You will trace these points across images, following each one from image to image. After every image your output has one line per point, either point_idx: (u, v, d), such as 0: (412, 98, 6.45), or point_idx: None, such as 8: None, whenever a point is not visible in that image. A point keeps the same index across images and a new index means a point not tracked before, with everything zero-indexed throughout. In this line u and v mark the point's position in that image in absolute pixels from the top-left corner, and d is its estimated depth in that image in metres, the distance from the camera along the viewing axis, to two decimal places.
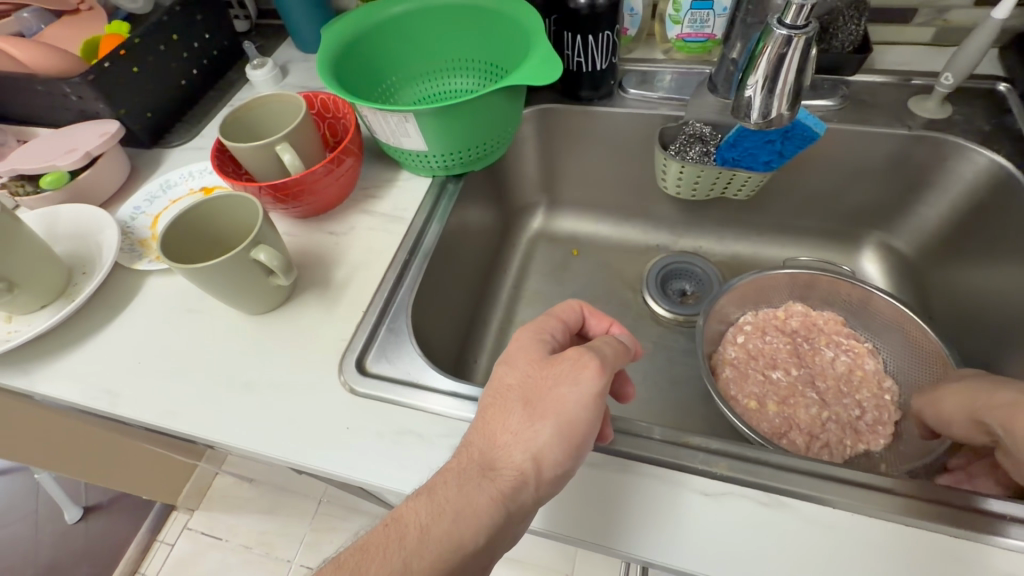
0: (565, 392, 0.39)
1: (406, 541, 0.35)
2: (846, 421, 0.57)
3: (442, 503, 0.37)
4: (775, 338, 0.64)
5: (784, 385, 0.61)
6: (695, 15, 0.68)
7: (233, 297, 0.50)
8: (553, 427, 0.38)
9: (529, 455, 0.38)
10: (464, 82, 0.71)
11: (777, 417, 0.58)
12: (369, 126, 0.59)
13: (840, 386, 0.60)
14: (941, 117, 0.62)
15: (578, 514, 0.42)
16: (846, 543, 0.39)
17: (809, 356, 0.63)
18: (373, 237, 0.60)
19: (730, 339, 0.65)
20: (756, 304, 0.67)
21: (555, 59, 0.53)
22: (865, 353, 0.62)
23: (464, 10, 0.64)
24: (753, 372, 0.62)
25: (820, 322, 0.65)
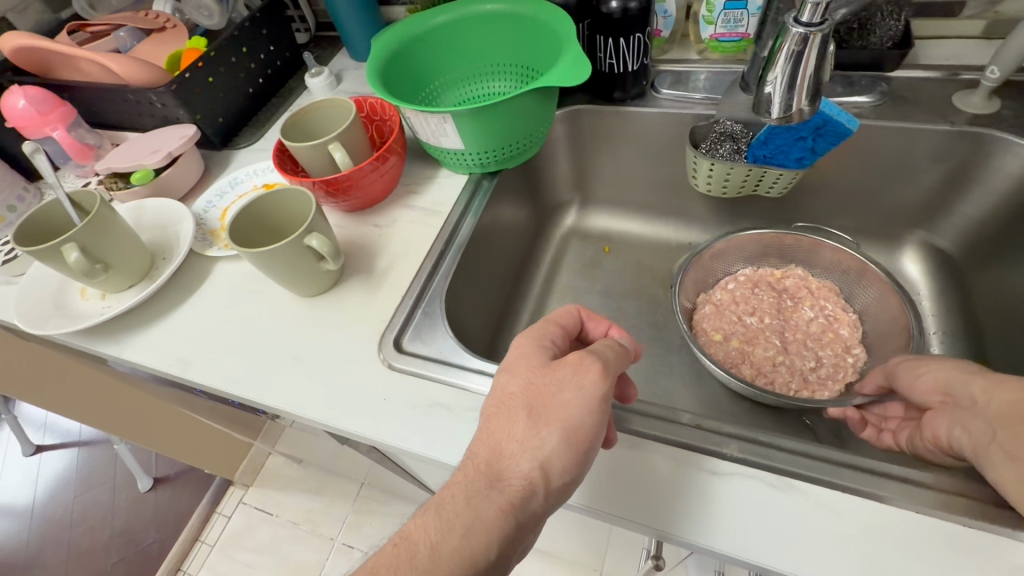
0: (570, 398, 0.41)
1: (416, 559, 0.38)
2: (798, 369, 0.60)
3: (451, 518, 0.39)
4: (763, 292, 0.66)
5: (753, 328, 0.63)
6: (729, 15, 0.70)
7: (289, 280, 0.56)
8: (558, 433, 0.40)
9: (536, 463, 0.40)
10: (500, 85, 0.75)
11: (735, 350, 0.62)
12: (411, 126, 0.64)
13: (807, 341, 0.62)
14: (988, 112, 0.60)
15: (599, 487, 0.44)
16: (863, 529, 0.39)
17: (789, 313, 0.64)
18: (413, 229, 0.65)
19: (720, 285, 0.67)
20: (750, 260, 0.68)
21: (583, 63, 0.56)
22: (844, 321, 0.62)
23: (501, 17, 0.68)
24: (730, 312, 0.64)
25: (812, 286, 0.65)
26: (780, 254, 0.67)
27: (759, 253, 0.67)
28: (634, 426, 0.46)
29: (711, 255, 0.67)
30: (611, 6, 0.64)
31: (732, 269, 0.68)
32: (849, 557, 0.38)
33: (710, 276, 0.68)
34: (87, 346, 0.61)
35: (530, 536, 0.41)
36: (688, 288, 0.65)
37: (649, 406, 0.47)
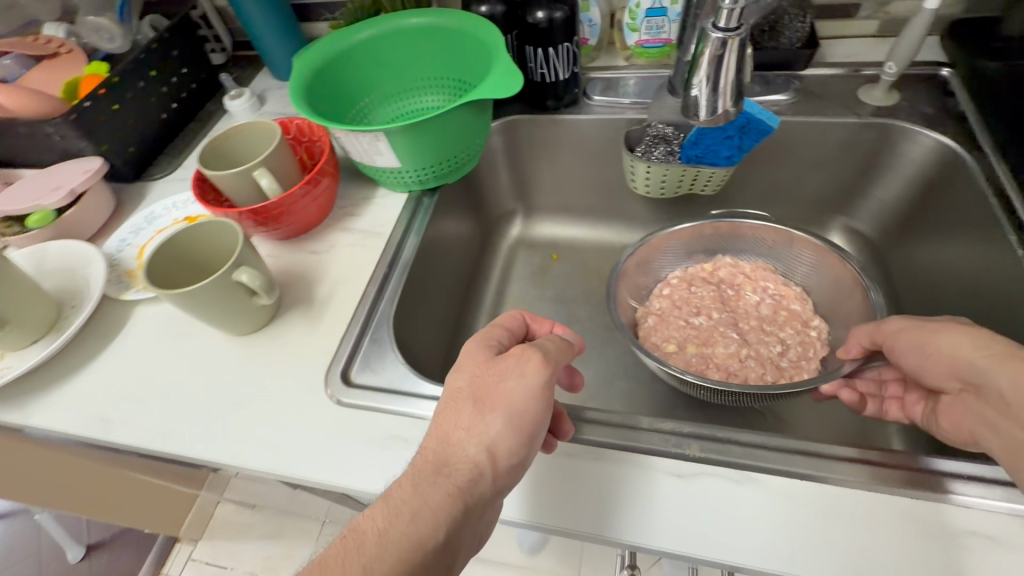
0: (513, 385, 0.41)
1: (364, 548, 0.35)
2: (767, 358, 0.58)
3: (399, 505, 0.37)
4: (700, 289, 0.64)
5: (705, 328, 0.61)
6: (651, 22, 0.72)
7: (219, 319, 0.52)
8: (503, 418, 0.40)
9: (482, 448, 0.39)
10: (433, 99, 0.73)
11: (695, 357, 0.59)
12: (342, 146, 0.61)
13: (764, 325, 0.61)
14: (888, 104, 0.65)
15: (563, 504, 0.43)
16: (820, 512, 0.40)
17: (734, 302, 0.64)
18: (352, 252, 0.62)
19: (656, 293, 0.65)
20: (681, 256, 0.67)
21: (514, 73, 0.56)
22: (791, 295, 0.63)
23: (428, 30, 0.67)
24: (675, 319, 0.62)
25: (747, 270, 0.65)
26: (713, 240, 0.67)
27: (694, 242, 0.66)
28: (595, 437, 0.46)
29: (647, 255, 0.64)
30: (537, 17, 0.64)
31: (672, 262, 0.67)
32: (809, 541, 0.39)
33: (641, 289, 0.65)
34: None
35: (481, 526, 0.40)
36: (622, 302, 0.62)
37: (609, 414, 0.47)
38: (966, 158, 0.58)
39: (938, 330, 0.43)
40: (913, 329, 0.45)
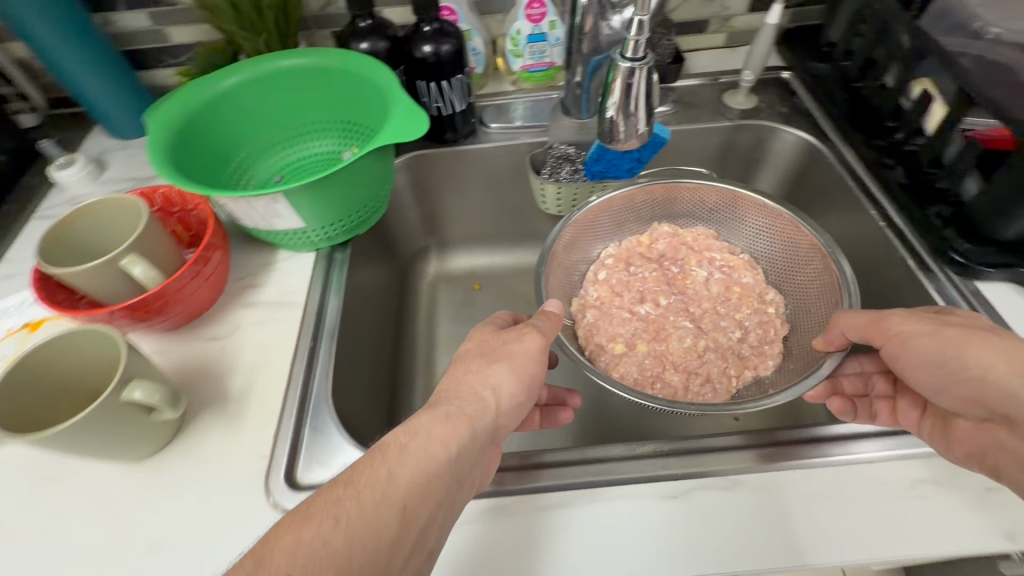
0: (517, 347, 0.45)
1: (388, 454, 0.35)
2: (729, 346, 0.56)
3: (416, 426, 0.38)
4: (640, 268, 0.61)
5: (653, 319, 0.57)
6: (533, 47, 0.73)
7: (109, 451, 0.41)
8: (507, 367, 0.43)
9: (489, 389, 0.42)
10: (322, 144, 0.67)
11: (647, 356, 0.54)
12: (229, 213, 0.53)
13: (718, 307, 0.59)
14: (750, 107, 0.72)
15: (528, 561, 0.40)
16: (769, 502, 0.42)
17: (681, 281, 0.61)
18: (264, 331, 0.54)
19: (592, 278, 0.61)
20: (612, 232, 0.64)
21: (418, 113, 0.53)
22: (740, 268, 0.61)
23: (306, 71, 0.61)
24: (617, 310, 0.58)
25: (688, 240, 0.63)
26: (643, 211, 0.65)
27: (629, 214, 0.64)
28: (585, 479, 0.44)
29: (577, 234, 0.61)
30: (424, 51, 0.61)
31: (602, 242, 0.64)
32: (760, 535, 0.41)
33: (573, 272, 0.62)
34: None
35: (482, 470, 0.41)
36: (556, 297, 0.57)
37: (590, 450, 0.46)
38: (821, 148, 0.67)
39: (974, 340, 0.40)
40: (948, 336, 0.41)
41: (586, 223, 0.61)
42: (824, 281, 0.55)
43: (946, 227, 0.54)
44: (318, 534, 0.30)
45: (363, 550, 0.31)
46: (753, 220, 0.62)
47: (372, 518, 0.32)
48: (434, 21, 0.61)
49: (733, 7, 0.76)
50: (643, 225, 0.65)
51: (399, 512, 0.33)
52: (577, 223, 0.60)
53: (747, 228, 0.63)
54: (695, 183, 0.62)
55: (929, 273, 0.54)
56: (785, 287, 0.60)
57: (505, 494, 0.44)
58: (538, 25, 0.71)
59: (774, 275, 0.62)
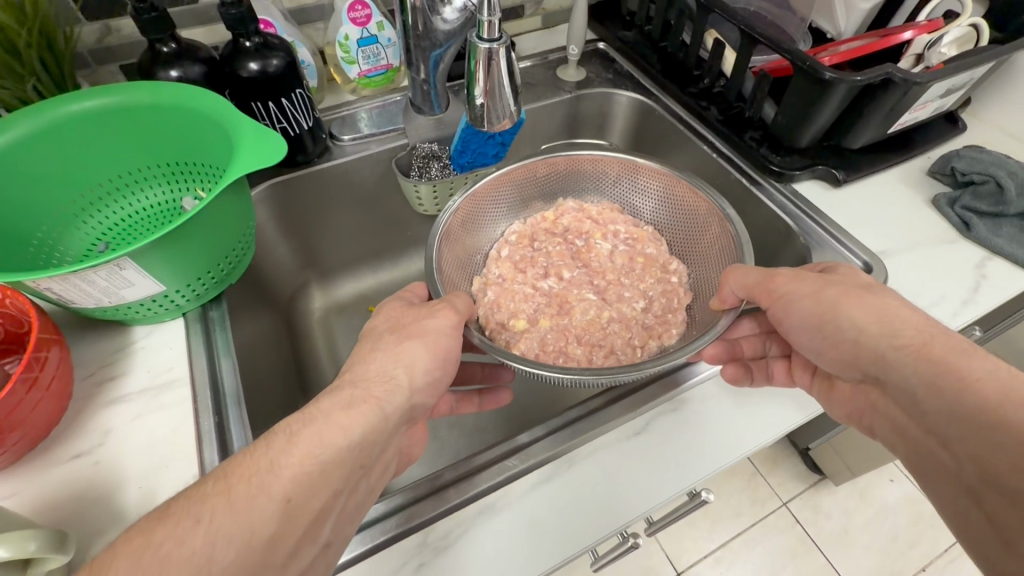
0: (429, 321, 0.43)
1: (271, 442, 0.34)
2: (633, 318, 0.56)
3: (309, 413, 0.36)
4: (545, 243, 0.62)
5: (556, 293, 0.58)
6: (366, 51, 0.70)
7: None
8: (421, 344, 0.42)
9: (401, 367, 0.40)
10: (152, 196, 0.57)
11: (550, 330, 0.55)
12: (57, 298, 0.42)
13: (622, 277, 0.59)
14: (582, 78, 0.79)
15: (534, 540, 0.40)
16: (713, 409, 0.47)
17: (585, 254, 0.61)
18: (146, 423, 0.45)
19: (496, 257, 0.61)
20: (515, 206, 0.65)
21: (271, 135, 0.48)
22: (645, 239, 0.62)
23: (108, 114, 0.51)
24: (519, 287, 0.58)
25: (591, 215, 0.63)
26: (541, 189, 0.66)
27: (530, 189, 0.65)
28: (562, 450, 0.43)
29: (470, 215, 0.60)
30: (251, 68, 0.55)
31: (498, 222, 0.64)
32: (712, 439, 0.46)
33: (476, 253, 0.62)
34: None
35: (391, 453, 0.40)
36: (453, 272, 0.57)
37: None
38: (650, 103, 0.75)
39: (848, 302, 0.41)
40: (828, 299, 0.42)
41: (477, 207, 0.60)
42: (722, 244, 0.56)
43: (760, 146, 0.66)
44: (170, 536, 0.29)
45: (227, 547, 0.29)
46: (652, 188, 0.63)
47: (242, 509, 0.30)
48: (254, 34, 0.55)
49: None
50: (547, 199, 0.67)
51: (278, 505, 0.31)
52: (468, 208, 0.60)
53: (646, 199, 0.65)
54: (594, 154, 0.62)
55: (758, 185, 0.65)
56: (689, 257, 0.62)
57: (482, 494, 0.41)
58: (365, 27, 0.68)
59: (678, 244, 0.63)
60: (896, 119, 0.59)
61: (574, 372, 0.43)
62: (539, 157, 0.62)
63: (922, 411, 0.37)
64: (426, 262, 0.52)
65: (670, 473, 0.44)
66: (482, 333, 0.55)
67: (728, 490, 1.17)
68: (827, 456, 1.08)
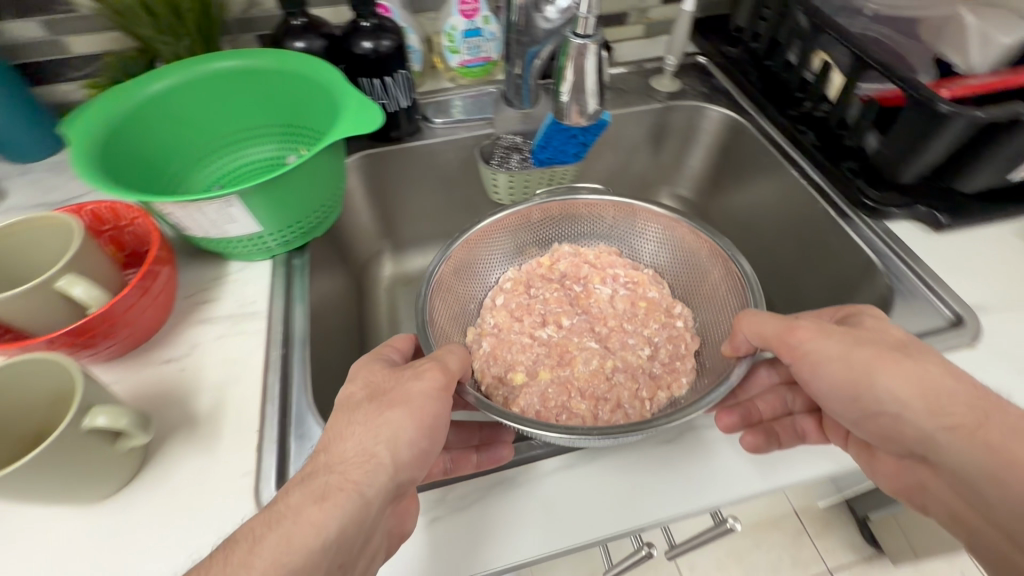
0: (413, 386, 0.40)
1: (230, 557, 0.31)
2: (641, 367, 0.52)
3: (281, 510, 0.34)
4: (541, 288, 0.59)
5: (555, 343, 0.53)
6: (469, 42, 0.74)
7: (68, 491, 0.37)
8: (404, 412, 0.39)
9: (382, 445, 0.37)
10: (262, 151, 0.64)
11: (551, 383, 0.50)
12: (176, 223, 0.49)
13: (625, 323, 0.56)
14: (676, 89, 0.78)
15: (548, 521, 0.41)
16: None
17: (584, 300, 0.58)
18: (226, 344, 0.51)
19: (489, 306, 0.58)
20: (513, 254, 0.62)
21: (371, 106, 0.52)
22: (645, 281, 0.59)
23: (239, 75, 0.58)
24: (515, 337, 0.54)
25: (589, 259, 0.61)
26: (540, 230, 0.63)
27: (525, 234, 0.61)
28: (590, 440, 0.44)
29: (458, 261, 0.57)
30: (364, 47, 0.61)
31: (495, 266, 0.61)
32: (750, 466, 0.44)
33: (470, 301, 0.59)
34: None
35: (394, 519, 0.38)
36: (445, 324, 0.54)
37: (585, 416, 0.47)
38: (742, 121, 0.74)
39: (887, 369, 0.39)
40: (862, 360, 0.40)
41: (469, 251, 0.58)
42: (726, 286, 0.54)
43: (856, 177, 0.62)
44: None
45: None
46: (651, 230, 0.61)
47: None
48: (371, 17, 0.61)
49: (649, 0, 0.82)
50: (542, 245, 0.64)
51: None
52: (459, 251, 0.56)
53: (646, 240, 0.62)
54: (589, 196, 0.59)
55: (847, 218, 0.61)
56: (693, 300, 0.59)
57: (507, 465, 0.43)
58: (471, 20, 0.72)
59: (681, 287, 0.61)
60: (1022, 164, 0.54)
61: (582, 427, 0.40)
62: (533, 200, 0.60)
63: (986, 503, 0.38)
64: (418, 319, 0.50)
65: (683, 485, 0.43)
66: (477, 388, 0.51)
67: (768, 543, 1.09)
68: (888, 531, 0.98)
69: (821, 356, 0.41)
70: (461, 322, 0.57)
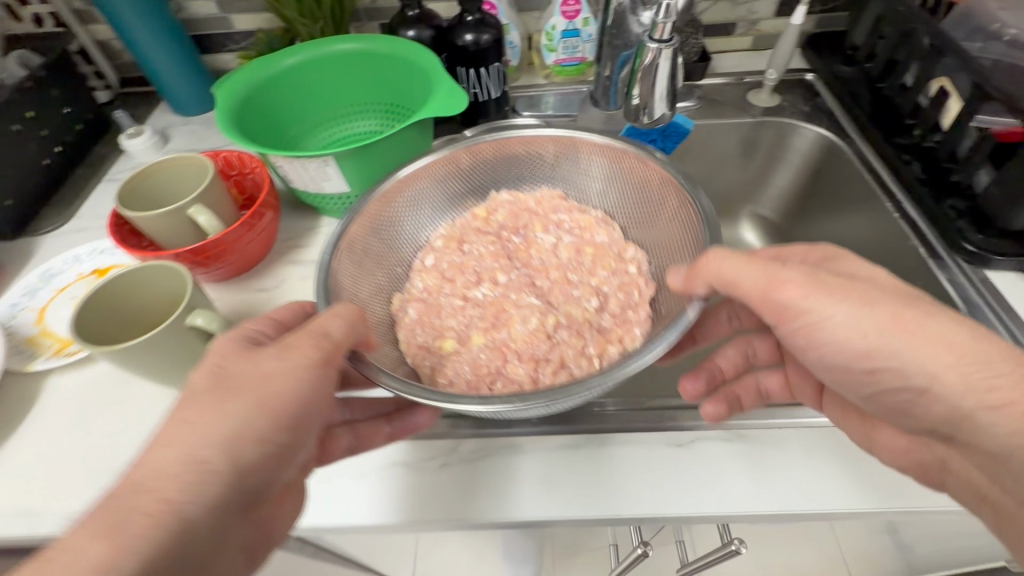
0: (269, 367, 0.36)
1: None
2: (585, 320, 0.50)
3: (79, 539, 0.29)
4: (478, 243, 0.57)
5: (488, 304, 0.52)
6: (567, 42, 0.77)
7: (169, 373, 0.46)
8: (251, 404, 0.35)
9: (220, 441, 0.34)
10: (367, 125, 0.72)
11: (483, 349, 0.48)
12: (285, 176, 0.58)
13: (568, 275, 0.54)
14: (774, 104, 0.75)
15: (545, 489, 0.43)
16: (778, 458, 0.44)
17: (523, 253, 0.57)
18: (307, 285, 0.59)
19: (418, 268, 0.56)
20: (445, 205, 0.60)
21: (459, 93, 0.58)
22: (592, 224, 0.57)
23: (357, 56, 0.66)
24: (445, 303, 0.52)
25: (531, 205, 0.59)
26: (475, 176, 0.60)
27: (456, 182, 0.59)
28: (601, 426, 0.46)
29: (379, 218, 0.54)
30: (465, 39, 0.66)
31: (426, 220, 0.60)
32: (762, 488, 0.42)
33: (395, 266, 0.56)
34: None
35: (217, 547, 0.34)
36: (361, 292, 0.50)
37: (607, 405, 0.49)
38: (840, 144, 0.70)
39: (907, 336, 0.37)
40: (877, 323, 0.37)
41: (396, 206, 0.55)
42: (679, 219, 0.51)
43: (958, 218, 0.56)
44: None
45: None
46: (595, 164, 0.58)
47: None
48: (476, 12, 0.66)
49: (761, 12, 0.80)
50: (476, 194, 0.61)
51: None
52: (381, 207, 0.54)
53: (591, 176, 0.59)
54: (525, 133, 0.56)
55: (939, 260, 0.56)
56: (645, 241, 0.56)
57: (517, 433, 0.46)
58: (572, 21, 0.75)
59: (633, 226, 0.58)
60: None
61: (498, 394, 0.38)
62: (468, 142, 0.56)
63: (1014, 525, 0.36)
64: (318, 281, 0.46)
65: (685, 489, 0.43)
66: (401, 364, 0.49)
67: None
68: None
69: (829, 311, 0.38)
70: (386, 281, 0.55)
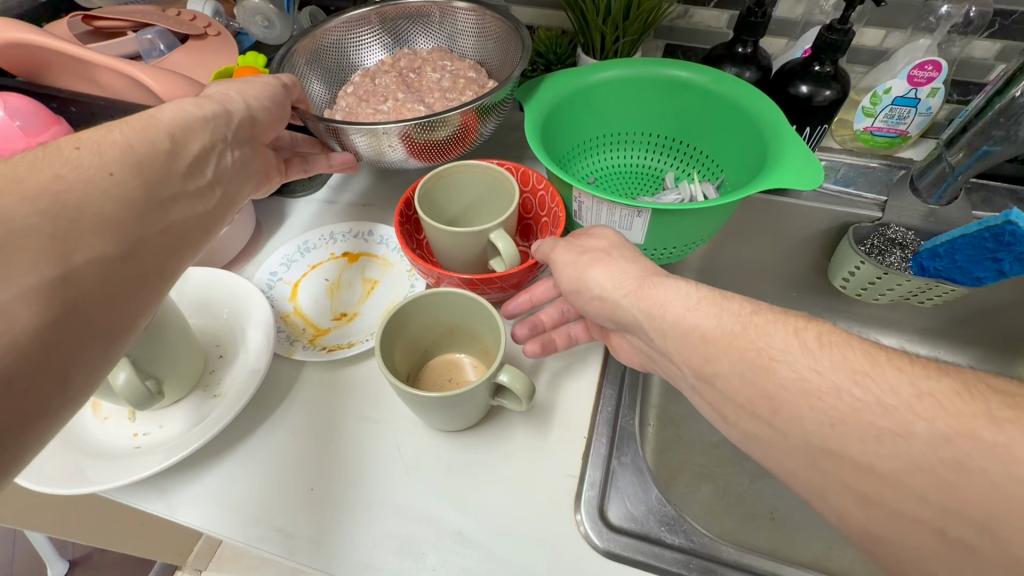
0: (244, 90, 0.44)
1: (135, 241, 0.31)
2: (498, 103, 0.52)
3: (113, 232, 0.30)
4: (383, 80, 0.60)
5: (390, 110, 0.56)
6: (894, 111, 0.64)
7: (445, 416, 0.41)
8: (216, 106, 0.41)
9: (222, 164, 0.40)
10: (647, 157, 0.64)
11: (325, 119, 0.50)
12: (581, 211, 0.51)
13: (447, 94, 0.58)
14: None
15: None
16: None
17: (416, 84, 0.60)
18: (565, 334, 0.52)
19: (342, 95, 0.60)
20: (376, 48, 0.65)
21: (814, 158, 0.46)
22: (466, 68, 0.61)
23: (672, 84, 0.56)
24: (363, 110, 0.57)
25: (423, 56, 0.63)
26: (391, 26, 0.64)
27: (382, 32, 0.64)
28: None
29: (318, 47, 0.60)
30: (800, 90, 0.56)
31: (360, 55, 0.65)
32: None
33: (343, 70, 0.64)
34: (117, 498, 0.42)
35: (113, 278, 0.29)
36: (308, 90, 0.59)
37: None
38: None
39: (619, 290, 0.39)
40: None
41: (333, 33, 0.61)
42: (513, 50, 0.59)
43: None
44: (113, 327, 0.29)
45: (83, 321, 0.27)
46: (469, 22, 0.62)
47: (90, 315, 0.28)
48: (829, 63, 0.54)
49: None
50: (396, 48, 0.66)
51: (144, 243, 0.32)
52: (319, 37, 0.60)
53: (466, 32, 0.63)
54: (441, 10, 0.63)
55: None
56: (499, 73, 0.61)
57: None
58: (916, 88, 0.61)
59: (484, 59, 0.63)
60: None
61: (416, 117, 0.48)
62: (352, 13, 0.61)
63: None
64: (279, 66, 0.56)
65: None
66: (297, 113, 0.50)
67: None
68: None
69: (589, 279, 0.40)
70: (326, 91, 0.62)
